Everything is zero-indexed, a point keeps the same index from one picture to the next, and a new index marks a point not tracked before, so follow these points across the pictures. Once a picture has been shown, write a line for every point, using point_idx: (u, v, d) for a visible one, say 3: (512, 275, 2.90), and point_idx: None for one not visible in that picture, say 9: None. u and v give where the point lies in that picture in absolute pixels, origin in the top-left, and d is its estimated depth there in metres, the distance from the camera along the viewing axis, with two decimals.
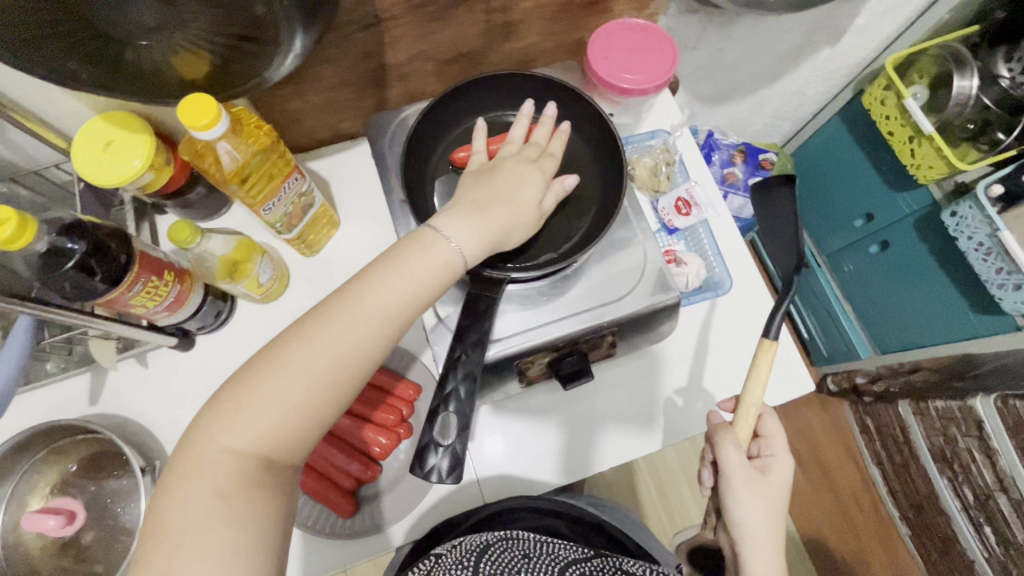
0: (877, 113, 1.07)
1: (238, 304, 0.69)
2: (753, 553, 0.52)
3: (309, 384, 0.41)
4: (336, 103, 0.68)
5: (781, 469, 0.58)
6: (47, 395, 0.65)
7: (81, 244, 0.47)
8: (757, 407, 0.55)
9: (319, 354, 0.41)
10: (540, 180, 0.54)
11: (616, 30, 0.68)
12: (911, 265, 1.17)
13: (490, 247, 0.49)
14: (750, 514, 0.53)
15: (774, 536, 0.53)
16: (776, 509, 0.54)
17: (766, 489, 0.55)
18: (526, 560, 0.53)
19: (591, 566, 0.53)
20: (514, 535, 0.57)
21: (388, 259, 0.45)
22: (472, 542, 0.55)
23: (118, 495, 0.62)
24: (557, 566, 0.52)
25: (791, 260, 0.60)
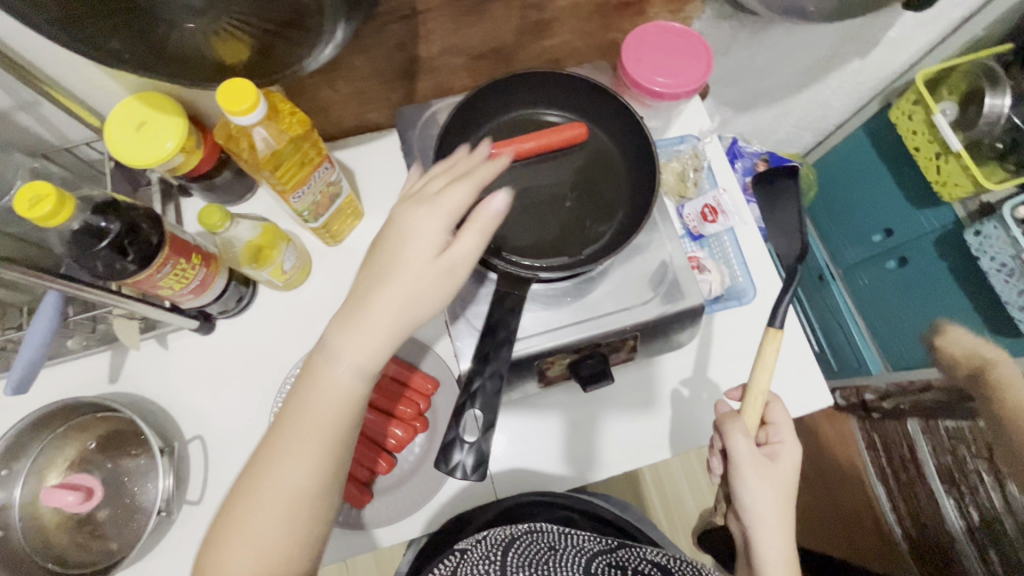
0: (903, 127, 1.06)
1: (259, 290, 0.69)
2: (763, 535, 0.53)
3: (290, 494, 0.41)
4: (365, 93, 0.68)
5: (790, 455, 0.58)
6: (67, 372, 0.65)
7: (116, 224, 0.48)
8: (762, 395, 0.57)
9: (288, 466, 0.41)
10: (436, 237, 0.44)
11: (650, 31, 0.67)
12: (928, 283, 1.17)
13: (389, 324, 0.43)
14: (760, 499, 0.54)
15: (783, 521, 0.54)
16: (785, 495, 0.55)
17: (775, 476, 0.55)
18: (552, 551, 0.53)
19: (616, 558, 0.55)
20: (538, 529, 0.58)
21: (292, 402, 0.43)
22: (497, 537, 0.55)
23: (134, 474, 0.62)
24: (583, 557, 0.53)
25: (793, 246, 0.61)
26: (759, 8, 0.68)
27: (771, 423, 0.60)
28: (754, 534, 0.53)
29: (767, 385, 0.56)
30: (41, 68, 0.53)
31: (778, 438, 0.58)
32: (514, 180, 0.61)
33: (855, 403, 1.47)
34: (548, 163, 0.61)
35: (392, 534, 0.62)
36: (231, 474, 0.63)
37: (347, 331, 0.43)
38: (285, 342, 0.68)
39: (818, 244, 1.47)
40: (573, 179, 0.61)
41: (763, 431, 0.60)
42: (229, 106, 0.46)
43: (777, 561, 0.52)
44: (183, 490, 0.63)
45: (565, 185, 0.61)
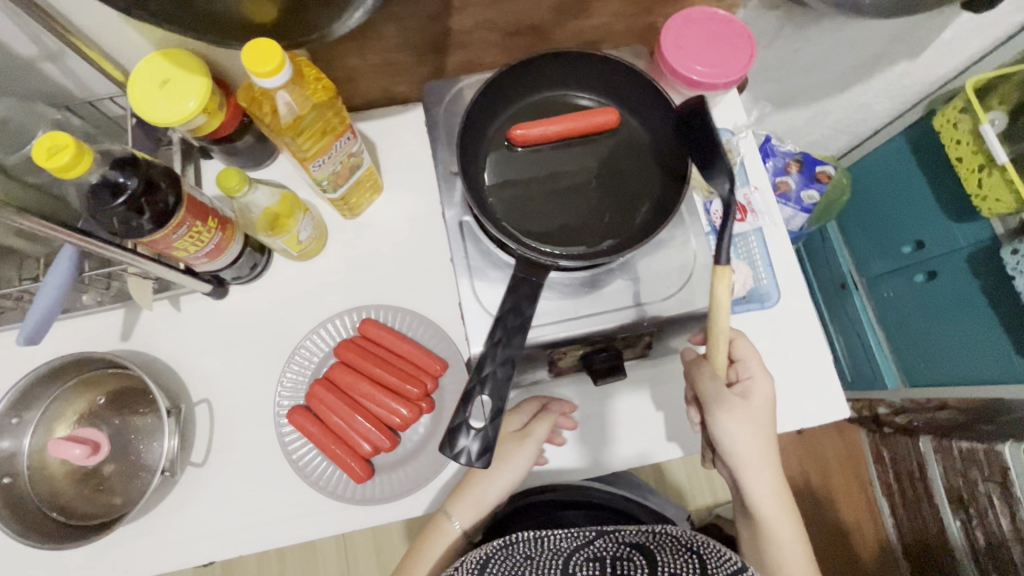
0: (947, 136, 1.02)
1: (274, 259, 0.69)
2: (748, 469, 0.58)
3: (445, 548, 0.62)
4: (393, 64, 0.66)
5: (763, 386, 0.59)
6: (82, 326, 0.66)
7: (133, 179, 0.47)
8: (726, 335, 0.51)
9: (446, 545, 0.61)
10: (516, 441, 0.61)
11: (693, 18, 0.64)
12: (955, 300, 1.13)
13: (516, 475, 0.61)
14: (741, 441, 0.57)
15: (764, 451, 0.58)
16: (763, 426, 0.58)
17: (751, 413, 0.57)
18: (528, 563, 0.55)
19: (593, 551, 0.55)
20: (514, 538, 0.58)
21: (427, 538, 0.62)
22: (472, 559, 0.56)
23: (141, 432, 0.63)
24: (559, 560, 0.55)
25: (724, 180, 0.47)
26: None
27: (737, 360, 0.61)
28: (740, 468, 0.58)
29: (727, 323, 0.50)
30: (66, 17, 0.52)
31: (748, 372, 0.59)
32: (539, 164, 0.59)
33: (868, 416, 1.45)
34: (575, 148, 0.59)
35: (393, 512, 0.62)
36: (235, 440, 0.64)
37: (460, 499, 0.61)
38: (296, 312, 0.67)
39: (842, 249, 1.43)
40: (602, 167, 0.59)
41: (732, 369, 0.61)
42: (252, 65, 0.44)
43: (764, 486, 0.59)
44: (188, 451, 0.63)
45: (590, 172, 0.59)
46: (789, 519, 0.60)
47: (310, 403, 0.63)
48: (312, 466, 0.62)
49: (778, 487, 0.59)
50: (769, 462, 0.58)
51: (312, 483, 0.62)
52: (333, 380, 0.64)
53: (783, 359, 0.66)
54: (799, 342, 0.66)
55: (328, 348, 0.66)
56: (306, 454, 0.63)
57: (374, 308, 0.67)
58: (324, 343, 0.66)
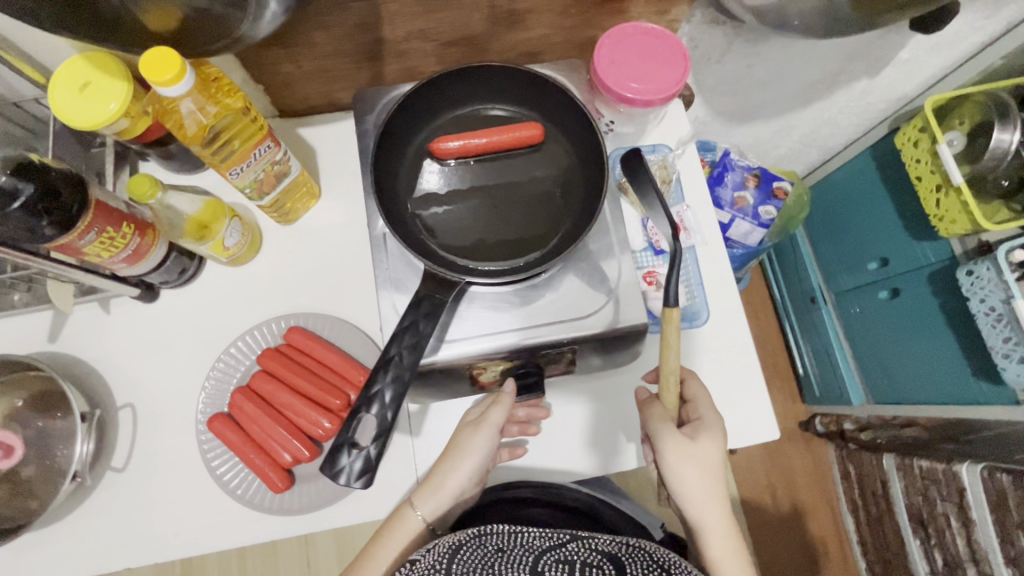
0: (908, 154, 1.01)
1: (206, 265, 0.68)
2: (700, 513, 0.54)
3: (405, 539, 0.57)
4: (329, 71, 0.66)
5: (714, 426, 0.56)
6: (9, 327, 0.66)
7: (29, 186, 0.46)
8: (677, 375, 0.56)
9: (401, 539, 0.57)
10: (471, 428, 0.58)
11: (627, 33, 0.63)
12: (918, 318, 1.12)
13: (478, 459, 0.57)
14: (689, 481, 0.53)
15: (714, 495, 0.54)
16: (714, 467, 0.54)
17: (699, 454, 0.54)
18: (500, 554, 0.52)
19: (565, 553, 0.52)
20: (488, 530, 0.55)
21: (387, 532, 0.57)
22: (445, 543, 0.53)
23: (60, 436, 0.62)
24: (530, 556, 0.51)
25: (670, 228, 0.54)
26: (746, 16, 0.64)
27: (689, 400, 0.59)
28: (690, 512, 0.54)
29: (676, 362, 0.55)
30: None
31: (698, 412, 0.57)
32: (463, 177, 0.59)
33: (834, 432, 1.44)
34: (499, 162, 0.59)
35: (311, 524, 0.61)
36: (158, 445, 0.63)
37: (426, 493, 0.58)
38: (226, 318, 0.67)
39: (812, 263, 1.42)
40: (526, 182, 0.59)
41: (683, 409, 0.59)
42: (151, 75, 0.44)
43: (717, 533, 0.54)
44: (109, 455, 0.63)
45: (513, 186, 0.58)
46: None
47: (235, 413, 0.63)
48: (231, 477, 0.62)
49: (736, 542, 0.54)
50: (721, 510, 0.54)
51: (230, 492, 0.62)
52: (256, 389, 0.64)
53: (714, 379, 0.65)
54: (731, 362, 0.66)
55: (253, 356, 0.65)
56: (227, 464, 0.62)
57: (301, 316, 0.66)
58: (249, 350, 0.66)
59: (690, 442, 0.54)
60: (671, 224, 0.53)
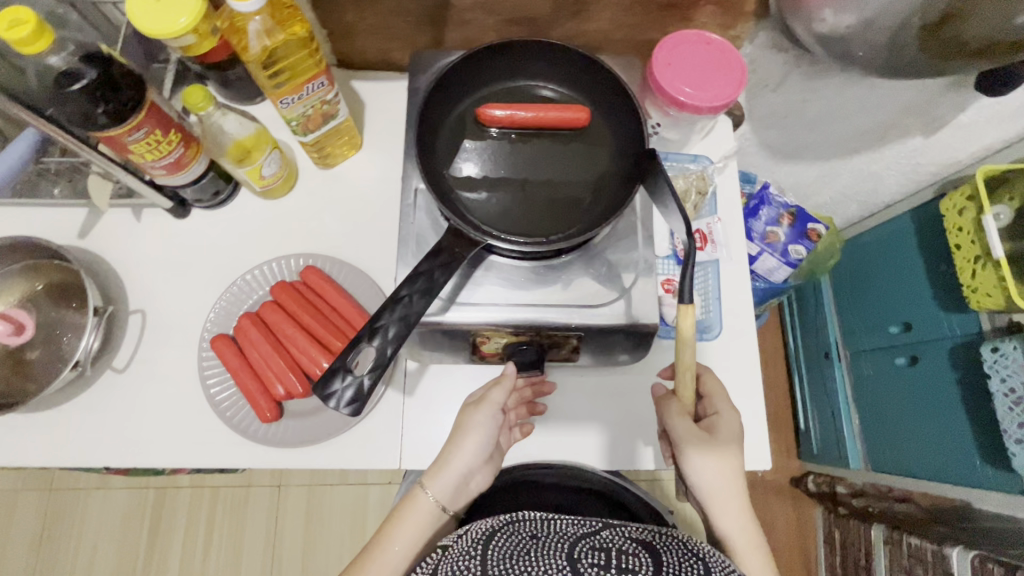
0: (950, 221, 0.99)
1: (240, 191, 0.70)
2: (718, 508, 0.55)
3: (422, 528, 0.56)
4: (392, 28, 0.68)
5: (731, 422, 0.57)
6: (44, 216, 0.68)
7: (92, 73, 0.49)
8: (692, 370, 0.54)
9: (415, 526, 0.56)
10: (472, 407, 0.58)
11: (688, 40, 0.64)
12: (932, 389, 1.09)
13: (480, 440, 0.56)
14: (709, 473, 0.55)
15: (735, 488, 0.55)
16: (733, 463, 0.55)
17: (720, 447, 0.55)
18: (534, 542, 0.47)
19: (600, 541, 0.47)
20: (520, 517, 0.51)
21: (399, 514, 0.56)
22: (480, 528, 0.50)
23: (69, 328, 0.64)
24: (565, 543, 0.46)
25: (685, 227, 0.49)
26: (810, 43, 0.63)
27: (706, 395, 0.59)
28: (708, 506, 0.55)
29: (693, 358, 0.53)
30: None
31: (715, 408, 0.58)
32: (502, 149, 0.59)
33: (825, 493, 1.41)
34: (539, 140, 0.60)
35: (294, 460, 0.62)
36: (160, 356, 0.64)
37: (437, 471, 0.56)
38: (247, 248, 0.68)
39: (833, 318, 1.40)
40: (565, 163, 0.59)
41: (700, 405, 0.60)
42: None
43: (733, 523, 0.54)
44: (112, 355, 0.64)
45: (549, 165, 0.59)
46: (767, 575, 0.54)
47: (240, 338, 0.63)
48: (224, 396, 0.63)
49: (756, 535, 0.54)
50: (740, 502, 0.55)
51: (219, 413, 0.62)
52: (264, 317, 0.64)
53: None
54: (736, 384, 0.65)
55: (267, 286, 0.67)
56: (223, 386, 0.63)
57: (319, 257, 0.67)
58: (264, 282, 0.67)
59: (707, 438, 0.56)
60: (688, 225, 0.48)
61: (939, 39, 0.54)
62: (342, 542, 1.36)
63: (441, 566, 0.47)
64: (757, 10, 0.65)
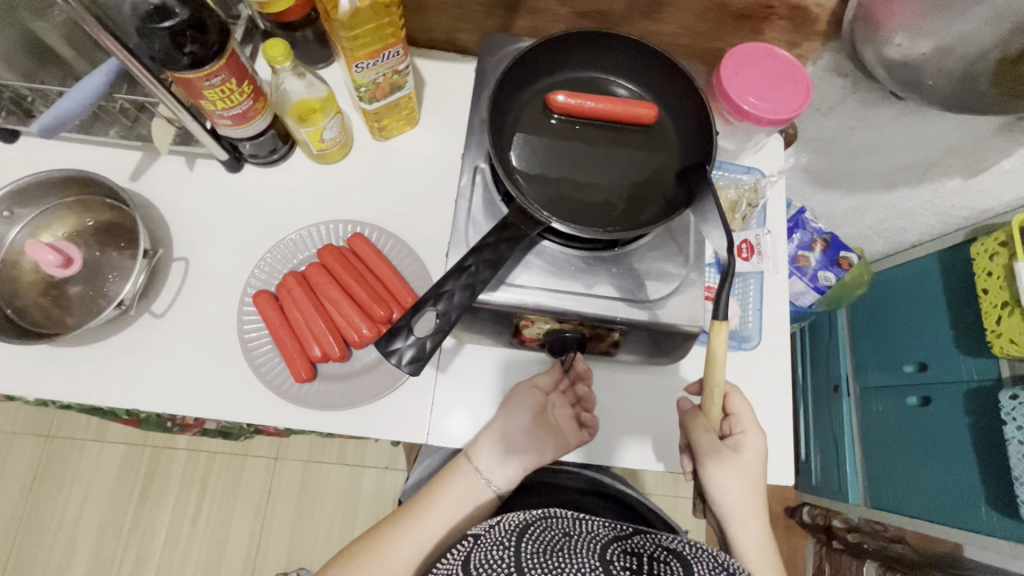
0: (980, 265, 1.00)
1: (295, 152, 0.70)
2: (737, 527, 0.55)
3: (462, 500, 0.58)
4: (464, 9, 0.68)
5: (755, 442, 0.57)
6: (100, 155, 0.68)
7: (184, 13, 0.49)
8: (721, 387, 0.51)
9: (457, 496, 0.58)
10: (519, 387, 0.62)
11: (757, 52, 0.64)
12: (942, 433, 1.09)
13: (528, 417, 0.60)
14: (730, 492, 0.55)
15: (756, 508, 0.55)
16: (755, 481, 0.56)
17: (742, 465, 0.56)
18: (568, 540, 0.47)
19: (632, 545, 0.47)
20: (553, 513, 0.50)
21: (443, 485, 0.59)
22: (512, 520, 0.49)
23: (114, 268, 0.64)
24: (597, 544, 0.46)
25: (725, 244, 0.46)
26: (877, 70, 0.64)
27: (731, 413, 0.58)
28: (731, 525, 0.55)
29: (723, 376, 0.50)
30: None
31: (740, 428, 0.57)
32: (564, 136, 0.60)
33: (820, 525, 1.43)
34: (602, 132, 0.60)
35: (325, 424, 0.62)
36: (201, 305, 0.65)
37: (479, 443, 0.60)
38: (295, 209, 0.69)
39: (845, 352, 1.40)
40: (626, 159, 0.59)
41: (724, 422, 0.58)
42: None
43: (754, 544, 0.55)
44: (152, 299, 0.65)
45: (609, 157, 0.59)
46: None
47: (281, 297, 0.63)
48: (260, 351, 0.63)
49: (773, 558, 0.55)
50: (760, 523, 0.55)
51: (254, 367, 0.62)
52: (308, 279, 0.65)
53: None
54: (768, 398, 0.65)
55: (315, 249, 0.67)
56: (261, 340, 0.63)
57: (368, 227, 0.67)
58: (313, 243, 0.67)
59: (733, 456, 0.56)
60: (727, 237, 0.45)
61: (1013, 75, 0.54)
62: (332, 523, 1.35)
63: (474, 555, 0.46)
64: (829, 30, 0.65)
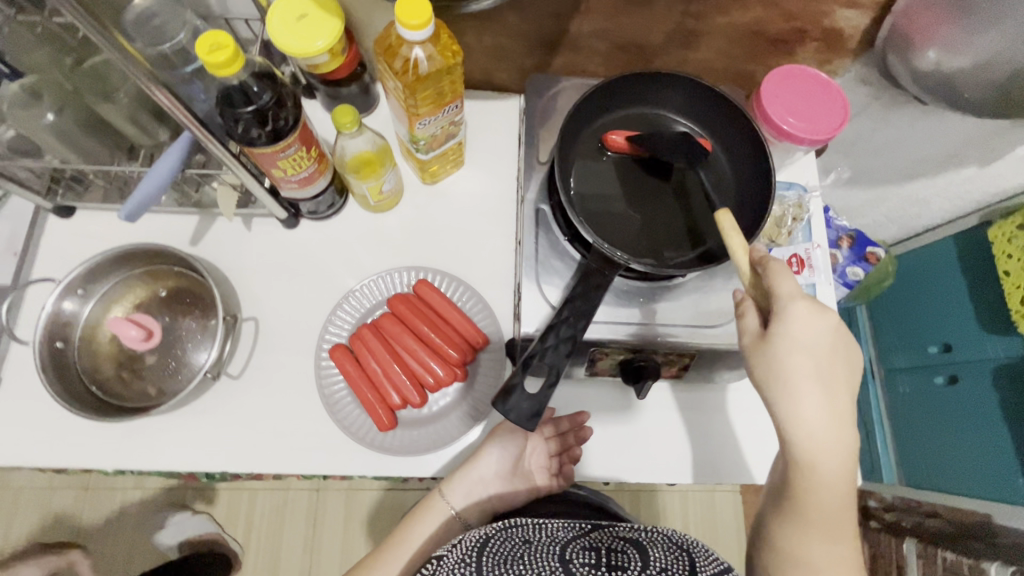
0: (998, 248, 1.01)
1: (349, 204, 0.72)
2: (783, 403, 0.46)
3: (433, 525, 0.63)
4: (504, 51, 0.70)
5: (813, 314, 0.46)
6: (159, 223, 0.70)
7: (267, 95, 0.52)
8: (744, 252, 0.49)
9: (430, 523, 0.63)
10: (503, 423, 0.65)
11: (794, 74, 0.67)
12: (971, 409, 1.12)
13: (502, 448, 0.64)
14: (771, 366, 0.47)
15: (803, 382, 0.46)
16: (804, 354, 0.46)
17: (787, 338, 0.46)
18: (527, 546, 0.50)
19: (589, 541, 0.51)
20: (512, 523, 0.54)
21: (419, 515, 0.64)
22: (471, 538, 0.51)
23: (187, 333, 0.65)
24: (556, 546, 0.49)
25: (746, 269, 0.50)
26: (908, 82, 0.66)
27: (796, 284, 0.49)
28: (778, 404, 0.47)
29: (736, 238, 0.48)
30: None
31: (778, 300, 0.46)
32: (620, 171, 0.62)
33: None
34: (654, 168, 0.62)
35: (411, 470, 0.63)
36: (275, 362, 0.66)
37: (451, 477, 0.64)
38: (356, 261, 0.70)
39: (867, 337, 1.43)
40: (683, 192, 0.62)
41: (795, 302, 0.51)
42: (402, 16, 0.48)
43: (808, 424, 0.46)
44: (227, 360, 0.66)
45: (662, 193, 0.61)
46: (843, 491, 0.47)
47: (354, 345, 0.65)
48: (342, 404, 0.64)
49: (826, 436, 0.45)
50: (823, 410, 0.46)
51: (337, 421, 0.64)
52: (381, 329, 0.66)
53: None
54: None
55: (382, 298, 0.69)
56: (340, 393, 0.65)
57: (431, 273, 0.69)
58: (379, 293, 0.69)
59: (773, 333, 0.47)
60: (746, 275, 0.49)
61: None
62: None
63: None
64: (860, 47, 0.68)
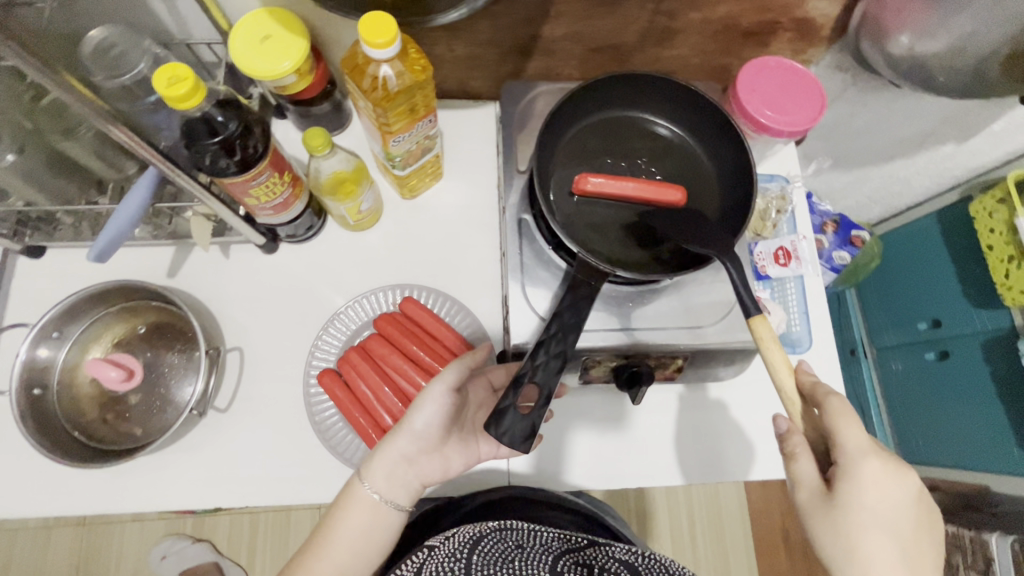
0: (982, 223, 1.00)
1: (328, 224, 0.71)
2: None
3: (367, 517, 0.53)
4: (477, 60, 0.69)
5: (891, 488, 0.45)
6: (134, 257, 0.68)
7: (233, 124, 0.50)
8: (796, 399, 0.48)
9: (362, 516, 0.53)
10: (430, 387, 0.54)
11: (770, 66, 0.66)
12: (963, 382, 1.13)
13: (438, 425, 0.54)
14: (844, 542, 0.44)
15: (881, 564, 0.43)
16: (879, 528, 0.44)
17: (862, 512, 0.44)
18: (519, 552, 0.49)
19: (582, 558, 0.51)
20: (507, 524, 0.53)
21: (341, 508, 0.53)
22: (465, 533, 0.51)
23: (171, 369, 0.64)
24: (548, 557, 0.49)
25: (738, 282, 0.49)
26: (883, 68, 0.66)
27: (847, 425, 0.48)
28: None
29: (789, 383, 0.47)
30: None
31: (847, 459, 0.45)
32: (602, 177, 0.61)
33: None
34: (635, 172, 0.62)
35: None
36: (263, 391, 0.65)
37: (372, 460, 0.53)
38: (339, 282, 0.69)
39: (857, 317, 1.43)
40: None
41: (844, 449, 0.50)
42: (366, 35, 0.46)
43: None
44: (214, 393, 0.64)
45: None
46: None
47: (342, 368, 0.64)
48: (333, 429, 0.63)
49: None
50: None
51: (330, 447, 0.62)
52: (368, 350, 0.65)
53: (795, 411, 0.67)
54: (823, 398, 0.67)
55: (366, 319, 0.67)
56: (331, 419, 0.64)
57: (416, 289, 0.68)
58: (363, 314, 0.67)
59: (843, 499, 0.45)
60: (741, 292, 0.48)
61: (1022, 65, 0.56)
62: None
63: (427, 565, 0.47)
64: (833, 34, 0.68)
